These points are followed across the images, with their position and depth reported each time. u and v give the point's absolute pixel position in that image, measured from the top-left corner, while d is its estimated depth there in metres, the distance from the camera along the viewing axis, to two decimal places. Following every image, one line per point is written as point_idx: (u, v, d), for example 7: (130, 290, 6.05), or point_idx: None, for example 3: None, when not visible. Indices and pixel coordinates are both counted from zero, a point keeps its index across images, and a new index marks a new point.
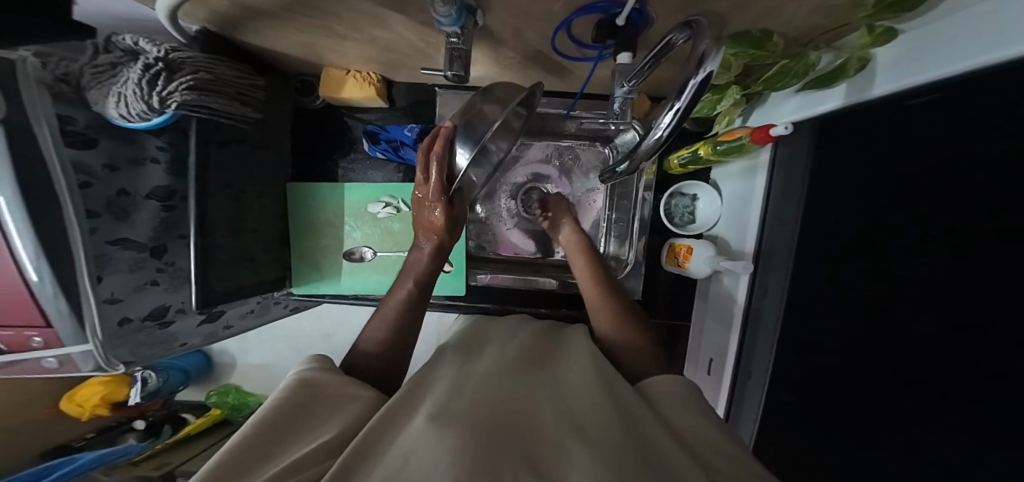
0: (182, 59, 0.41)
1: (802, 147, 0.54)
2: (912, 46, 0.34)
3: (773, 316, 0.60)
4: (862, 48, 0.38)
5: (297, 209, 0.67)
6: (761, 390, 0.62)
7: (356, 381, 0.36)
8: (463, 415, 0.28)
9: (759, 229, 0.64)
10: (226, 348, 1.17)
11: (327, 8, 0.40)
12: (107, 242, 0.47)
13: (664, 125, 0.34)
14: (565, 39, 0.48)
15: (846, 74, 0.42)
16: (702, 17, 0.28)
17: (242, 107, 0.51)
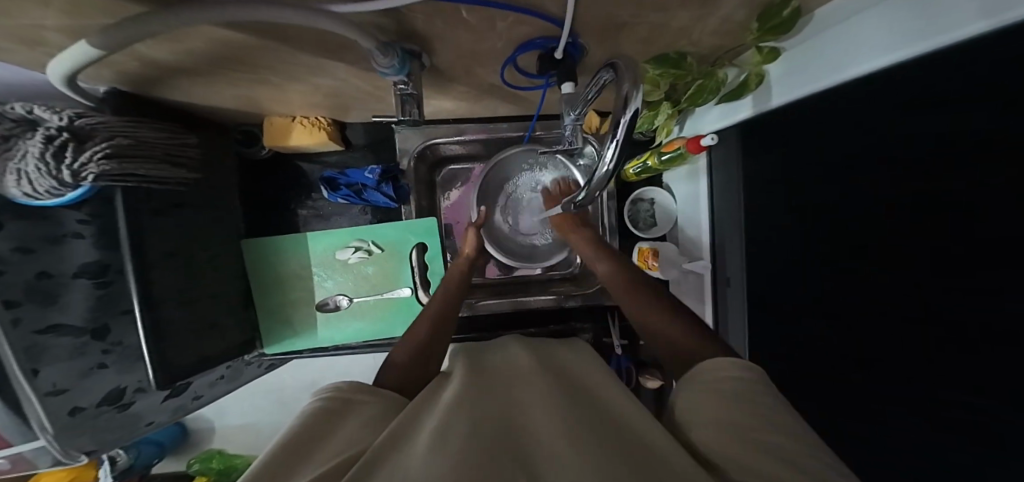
0: (92, 125, 0.37)
1: (732, 150, 0.57)
2: (810, 53, 0.37)
3: (742, 315, 0.62)
4: (757, 65, 0.43)
5: (260, 268, 0.64)
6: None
7: (377, 406, 0.34)
8: (466, 430, 0.27)
9: (710, 226, 0.67)
10: (201, 413, 1.10)
11: (256, 61, 0.38)
12: (37, 331, 0.43)
13: (611, 159, 0.32)
14: (514, 72, 0.48)
15: (750, 88, 0.45)
16: (620, 59, 0.29)
17: (174, 170, 0.47)
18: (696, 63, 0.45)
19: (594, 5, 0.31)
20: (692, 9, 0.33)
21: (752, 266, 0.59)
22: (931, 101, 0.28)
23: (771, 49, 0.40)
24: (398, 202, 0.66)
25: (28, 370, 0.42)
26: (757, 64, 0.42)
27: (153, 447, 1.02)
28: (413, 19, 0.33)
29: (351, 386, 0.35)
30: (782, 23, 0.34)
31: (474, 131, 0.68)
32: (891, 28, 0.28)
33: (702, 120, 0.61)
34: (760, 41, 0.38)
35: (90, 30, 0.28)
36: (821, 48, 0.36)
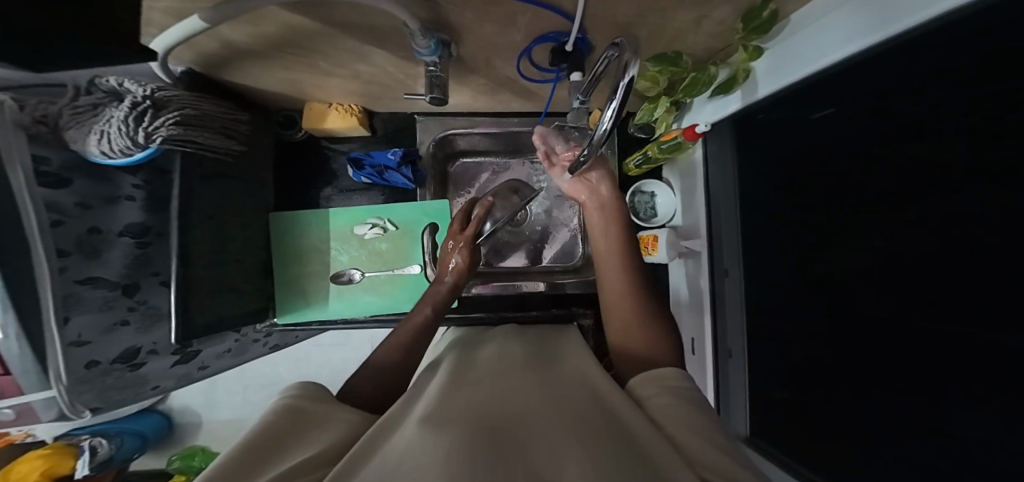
0: (169, 97, 0.42)
1: (726, 144, 0.65)
2: (785, 50, 0.44)
3: (738, 306, 0.65)
4: (743, 63, 0.49)
5: (281, 240, 0.68)
6: (743, 376, 0.64)
7: (337, 407, 0.37)
8: (453, 421, 0.30)
9: (708, 219, 0.71)
10: (189, 405, 1.08)
11: (311, 46, 0.45)
12: (76, 281, 0.44)
13: (608, 121, 0.36)
14: (528, 65, 0.55)
15: (738, 81, 0.52)
16: (624, 39, 0.33)
17: (227, 141, 0.52)
18: (691, 61, 0.53)
19: (604, 3, 0.38)
20: (684, 12, 0.40)
21: (745, 249, 0.64)
22: (904, 75, 0.33)
23: (755, 47, 0.46)
24: (415, 184, 0.71)
25: (62, 317, 0.43)
26: (743, 62, 0.49)
27: (134, 440, 0.98)
28: (451, 9, 0.40)
29: (313, 387, 0.39)
30: (762, 24, 0.40)
31: (487, 123, 0.74)
32: (863, 12, 0.33)
33: (697, 114, 0.67)
34: (745, 41, 0.45)
35: (190, 12, 0.34)
36: (796, 44, 0.42)
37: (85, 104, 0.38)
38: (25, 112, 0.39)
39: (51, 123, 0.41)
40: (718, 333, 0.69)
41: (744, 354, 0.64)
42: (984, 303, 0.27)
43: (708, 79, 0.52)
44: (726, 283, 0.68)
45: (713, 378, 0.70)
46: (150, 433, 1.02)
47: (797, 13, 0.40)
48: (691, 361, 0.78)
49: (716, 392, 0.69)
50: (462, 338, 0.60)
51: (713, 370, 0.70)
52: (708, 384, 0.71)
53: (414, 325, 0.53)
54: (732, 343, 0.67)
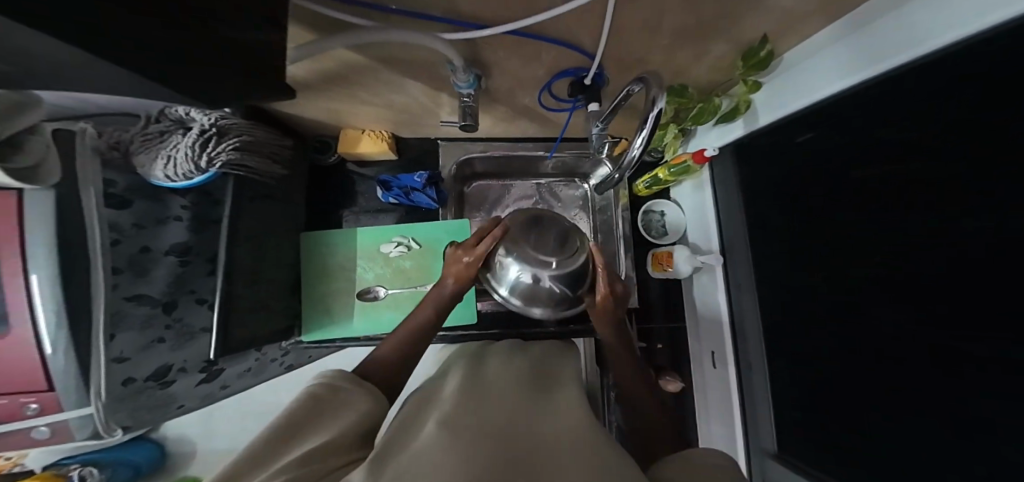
0: (230, 125, 0.46)
1: (729, 164, 0.69)
2: (786, 83, 0.50)
3: (756, 319, 0.64)
4: (743, 94, 0.54)
5: (310, 256, 0.71)
6: (765, 389, 0.62)
7: (353, 392, 0.43)
8: (462, 444, 0.34)
9: (720, 233, 0.72)
10: (185, 434, 0.96)
11: (357, 78, 0.49)
12: (124, 298, 0.45)
13: (642, 144, 0.44)
14: (549, 97, 0.60)
15: (740, 112, 0.57)
16: (649, 75, 0.39)
17: (272, 165, 0.56)
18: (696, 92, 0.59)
19: (625, 42, 0.43)
20: (695, 51, 0.46)
21: (755, 260, 0.65)
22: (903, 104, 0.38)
23: (753, 81, 0.51)
24: (438, 203, 0.76)
25: (108, 333, 0.43)
26: (744, 93, 0.54)
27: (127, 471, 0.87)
28: (489, 46, 0.44)
29: (341, 377, 0.44)
30: (759, 62, 0.45)
31: (504, 147, 0.79)
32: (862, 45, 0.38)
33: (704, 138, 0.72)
34: (745, 76, 0.50)
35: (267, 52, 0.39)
36: (796, 78, 0.48)
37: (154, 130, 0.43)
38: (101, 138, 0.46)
39: (122, 149, 0.47)
40: (739, 344, 0.68)
41: (763, 367, 0.62)
42: (1009, 310, 0.29)
43: (714, 108, 0.57)
44: (739, 298, 0.68)
45: (738, 392, 0.68)
46: (143, 465, 0.89)
47: (794, 51, 0.47)
48: (711, 377, 0.75)
49: (742, 408, 0.67)
50: (467, 351, 0.65)
51: (738, 382, 0.68)
52: (734, 400, 0.69)
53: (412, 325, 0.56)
54: (752, 356, 0.65)
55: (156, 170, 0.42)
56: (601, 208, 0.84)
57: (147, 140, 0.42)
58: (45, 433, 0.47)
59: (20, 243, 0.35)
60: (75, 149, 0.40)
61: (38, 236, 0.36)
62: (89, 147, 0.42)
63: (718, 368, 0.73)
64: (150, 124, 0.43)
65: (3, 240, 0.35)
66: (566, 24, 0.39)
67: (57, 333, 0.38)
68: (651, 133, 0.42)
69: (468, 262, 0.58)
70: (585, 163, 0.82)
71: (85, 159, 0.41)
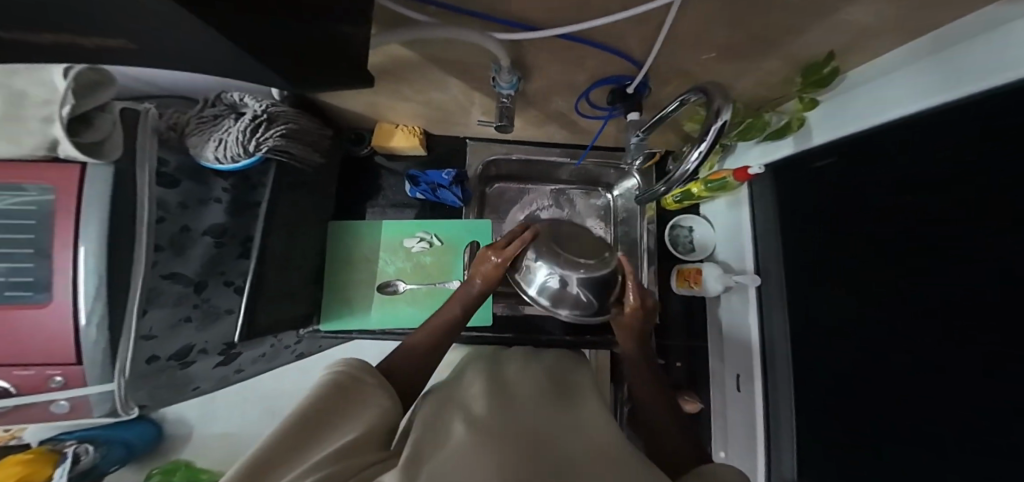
0: (278, 112, 0.49)
1: (768, 186, 0.66)
2: (844, 105, 0.48)
3: (782, 342, 0.63)
4: (798, 112, 0.54)
5: (336, 247, 0.72)
6: (791, 416, 0.61)
7: (374, 387, 0.40)
8: (496, 448, 0.33)
9: (754, 252, 0.70)
10: (184, 415, 0.94)
11: (402, 75, 0.50)
12: (161, 276, 0.45)
13: (698, 157, 0.43)
14: (586, 104, 0.61)
15: (792, 129, 0.56)
16: (711, 85, 0.39)
17: (313, 154, 0.57)
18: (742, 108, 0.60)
19: (670, 53, 0.44)
20: (736, 67, 0.47)
21: (789, 282, 0.63)
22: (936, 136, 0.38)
23: (810, 99, 0.51)
24: (463, 202, 0.77)
25: (142, 309, 0.42)
26: (799, 111, 0.53)
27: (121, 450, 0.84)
28: (535, 49, 0.45)
29: (358, 364, 0.41)
30: (821, 78, 0.45)
31: (532, 152, 0.80)
32: (924, 75, 0.37)
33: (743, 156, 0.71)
34: (803, 91, 0.50)
35: None
36: (857, 100, 0.46)
37: (208, 115, 0.47)
38: (161, 119, 0.47)
39: (178, 130, 0.48)
40: (768, 369, 0.67)
41: (792, 393, 0.61)
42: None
43: (763, 125, 0.58)
44: (768, 320, 0.67)
45: (763, 416, 0.67)
46: (137, 444, 0.87)
47: (858, 68, 0.45)
48: (734, 399, 0.75)
49: (766, 433, 0.66)
50: (483, 353, 0.63)
51: (764, 408, 0.67)
52: (759, 425, 0.67)
53: (436, 327, 0.56)
54: (781, 382, 0.64)
55: (207, 151, 0.47)
56: (624, 219, 0.85)
57: (201, 122, 0.47)
58: (63, 407, 0.44)
59: (76, 217, 0.37)
60: (136, 128, 0.42)
61: (91, 209, 0.38)
62: (150, 128, 0.43)
63: (744, 392, 0.72)
64: (207, 110, 0.48)
65: (61, 214, 0.37)
66: (617, 32, 0.40)
67: (93, 305, 0.38)
68: (710, 148, 0.41)
69: (499, 262, 0.58)
70: (608, 172, 0.83)
71: (145, 137, 0.43)
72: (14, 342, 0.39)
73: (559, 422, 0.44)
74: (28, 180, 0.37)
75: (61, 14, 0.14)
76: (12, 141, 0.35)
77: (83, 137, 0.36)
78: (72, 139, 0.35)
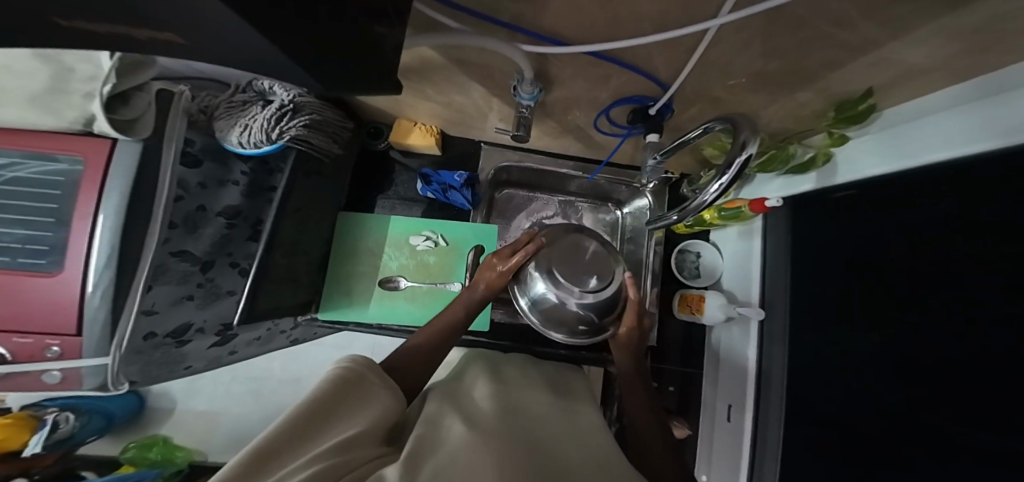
0: (303, 102, 0.51)
1: (782, 216, 0.66)
2: (870, 144, 0.48)
3: (780, 378, 0.63)
4: (824, 147, 0.53)
5: (343, 237, 0.72)
6: (778, 451, 0.62)
7: (384, 380, 0.40)
8: (494, 449, 0.33)
9: (761, 285, 0.70)
10: (168, 390, 0.93)
11: (427, 74, 0.51)
12: (171, 253, 0.45)
13: (717, 189, 0.43)
14: (604, 120, 0.62)
15: (816, 164, 0.55)
16: (737, 117, 0.40)
17: (332, 143, 0.59)
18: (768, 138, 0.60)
19: (691, 78, 0.44)
20: (756, 98, 0.47)
21: (793, 312, 0.63)
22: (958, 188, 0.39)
23: (840, 135, 0.50)
24: (471, 205, 0.78)
25: (147, 284, 0.42)
26: (826, 146, 0.52)
27: (101, 420, 0.84)
28: (564, 62, 0.45)
29: (364, 361, 0.40)
30: (856, 115, 0.44)
31: (545, 162, 0.81)
32: (964, 123, 0.36)
33: (761, 187, 0.71)
34: (831, 127, 0.49)
35: None
36: (883, 141, 0.46)
37: (239, 99, 0.49)
38: (194, 101, 0.47)
39: (208, 113, 0.49)
40: (761, 396, 0.67)
41: (781, 426, 0.62)
42: None
43: (786, 157, 0.57)
44: (768, 354, 0.66)
45: (750, 447, 0.67)
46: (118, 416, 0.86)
47: (889, 110, 0.45)
48: (723, 427, 0.75)
49: (749, 464, 0.66)
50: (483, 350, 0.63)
51: (751, 436, 0.67)
52: (744, 452, 0.68)
53: (440, 328, 0.55)
54: (771, 416, 0.64)
55: (230, 136, 0.48)
56: (630, 237, 0.85)
57: (230, 110, 0.48)
58: (55, 378, 0.43)
59: (98, 191, 0.37)
60: (166, 107, 0.42)
61: (114, 185, 0.38)
62: (182, 109, 0.44)
63: (733, 422, 0.72)
64: (236, 98, 0.49)
65: (86, 187, 0.37)
66: (645, 54, 0.40)
67: (101, 278, 0.38)
68: (732, 180, 0.41)
69: (502, 271, 0.59)
70: (619, 189, 0.84)
71: (176, 117, 0.43)
72: (21, 307, 0.38)
73: (554, 430, 0.44)
74: (58, 149, 0.37)
75: (122, 2, 0.15)
76: (48, 115, 0.35)
77: (120, 114, 0.38)
78: (110, 117, 0.36)
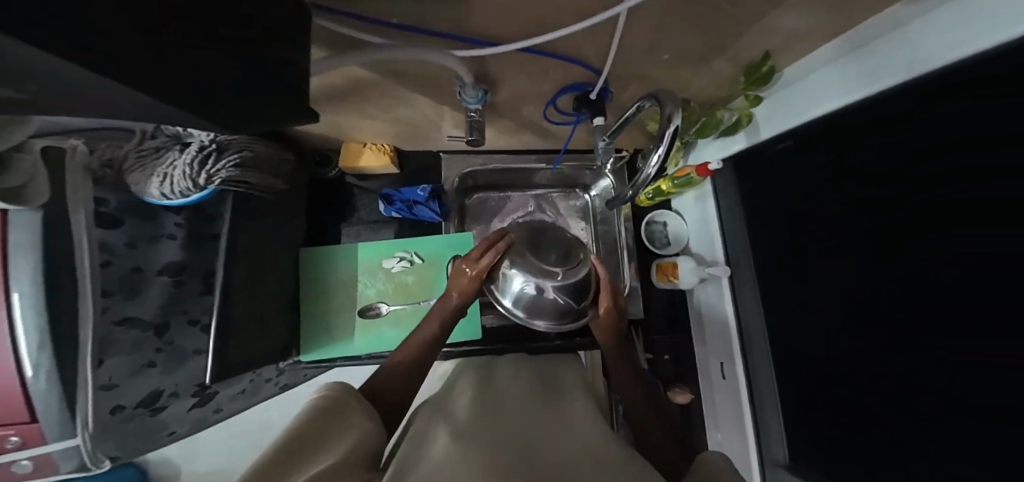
0: (230, 140, 0.48)
1: (728, 176, 0.69)
2: (781, 100, 0.51)
3: (761, 331, 0.64)
4: (745, 108, 0.56)
5: (313, 274, 0.70)
6: (776, 404, 0.61)
7: (364, 409, 0.39)
8: (480, 455, 0.33)
9: (724, 243, 0.72)
10: (167, 456, 0.89)
11: (362, 93, 0.49)
12: (115, 321, 0.42)
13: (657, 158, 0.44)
14: (554, 111, 0.61)
15: (741, 125, 0.58)
16: (660, 91, 0.41)
17: (274, 179, 0.58)
18: (699, 106, 0.60)
19: (625, 60, 0.44)
20: (695, 69, 0.47)
21: (756, 265, 0.65)
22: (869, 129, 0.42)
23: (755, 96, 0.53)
24: (441, 218, 0.75)
25: (96, 358, 0.39)
26: (746, 107, 0.56)
27: None
28: (495, 63, 0.44)
29: (342, 388, 0.38)
30: (761, 76, 0.47)
31: (513, 161, 0.79)
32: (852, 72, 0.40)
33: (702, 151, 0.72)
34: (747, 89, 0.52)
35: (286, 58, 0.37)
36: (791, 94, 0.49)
37: (149, 148, 0.47)
38: (94, 156, 0.42)
39: (114, 166, 0.44)
40: (747, 350, 0.68)
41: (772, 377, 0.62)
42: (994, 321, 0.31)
43: (717, 122, 0.59)
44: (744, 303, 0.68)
45: (750, 405, 0.67)
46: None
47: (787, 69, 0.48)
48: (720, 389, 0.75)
49: (754, 425, 0.66)
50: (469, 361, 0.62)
51: (748, 394, 0.67)
52: (745, 412, 0.67)
53: (415, 341, 0.54)
54: (758, 363, 0.66)
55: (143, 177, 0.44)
56: (603, 219, 0.85)
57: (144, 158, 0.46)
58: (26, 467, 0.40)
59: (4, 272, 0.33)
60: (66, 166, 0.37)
61: (24, 259, 0.33)
62: (80, 165, 0.39)
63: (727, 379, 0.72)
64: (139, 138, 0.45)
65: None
66: (573, 43, 0.39)
67: (41, 358, 0.34)
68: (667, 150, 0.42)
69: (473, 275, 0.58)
70: (584, 174, 0.83)
71: (74, 175, 0.38)
72: None
73: (544, 421, 0.44)
74: None
75: None
76: None
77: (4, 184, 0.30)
78: None
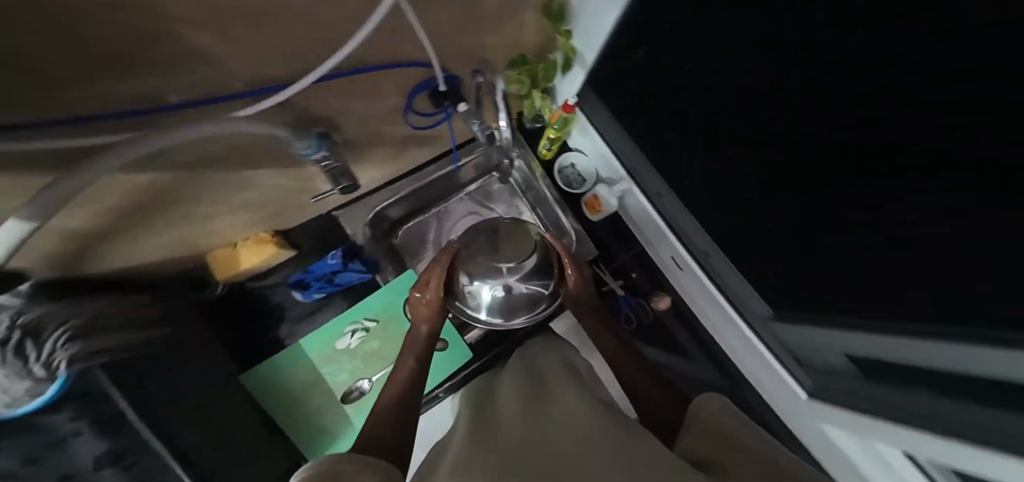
0: (28, 318, 0.33)
1: (593, 100, 0.76)
2: (583, 17, 0.59)
3: (680, 210, 0.73)
4: (565, 44, 0.66)
5: (266, 390, 0.65)
6: (726, 262, 0.69)
7: (376, 464, 0.30)
8: (474, 469, 0.26)
9: (618, 155, 0.79)
10: None
11: (184, 194, 0.44)
12: None
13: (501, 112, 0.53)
14: (416, 116, 0.63)
15: (571, 61, 0.69)
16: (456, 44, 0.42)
17: (135, 324, 0.46)
18: (528, 55, 0.69)
19: (428, 32, 0.43)
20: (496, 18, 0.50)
21: (647, 153, 0.73)
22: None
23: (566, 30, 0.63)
24: (370, 271, 0.75)
25: None
26: (565, 41, 0.65)
27: None
28: (312, 103, 0.44)
29: (330, 452, 0.29)
30: (555, 12, 0.57)
31: (417, 177, 0.80)
32: None
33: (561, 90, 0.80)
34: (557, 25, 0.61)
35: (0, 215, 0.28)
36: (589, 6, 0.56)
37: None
38: None
39: None
40: (684, 238, 0.75)
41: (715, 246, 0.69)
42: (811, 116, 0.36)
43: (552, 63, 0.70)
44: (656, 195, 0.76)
45: (713, 283, 0.73)
46: None
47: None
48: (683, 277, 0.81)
49: (726, 296, 0.72)
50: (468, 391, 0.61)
51: (708, 275, 0.73)
52: (714, 293, 0.73)
53: (397, 383, 0.53)
54: (688, 236, 0.74)
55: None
56: (527, 186, 0.86)
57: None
58: None
59: None
60: None
61: None
62: None
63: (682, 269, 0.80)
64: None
65: None
66: (360, 47, 0.40)
67: None
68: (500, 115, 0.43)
69: (430, 301, 0.61)
70: (495, 154, 0.83)
71: None
72: None
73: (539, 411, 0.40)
74: None
75: None
76: None
77: None
78: None
